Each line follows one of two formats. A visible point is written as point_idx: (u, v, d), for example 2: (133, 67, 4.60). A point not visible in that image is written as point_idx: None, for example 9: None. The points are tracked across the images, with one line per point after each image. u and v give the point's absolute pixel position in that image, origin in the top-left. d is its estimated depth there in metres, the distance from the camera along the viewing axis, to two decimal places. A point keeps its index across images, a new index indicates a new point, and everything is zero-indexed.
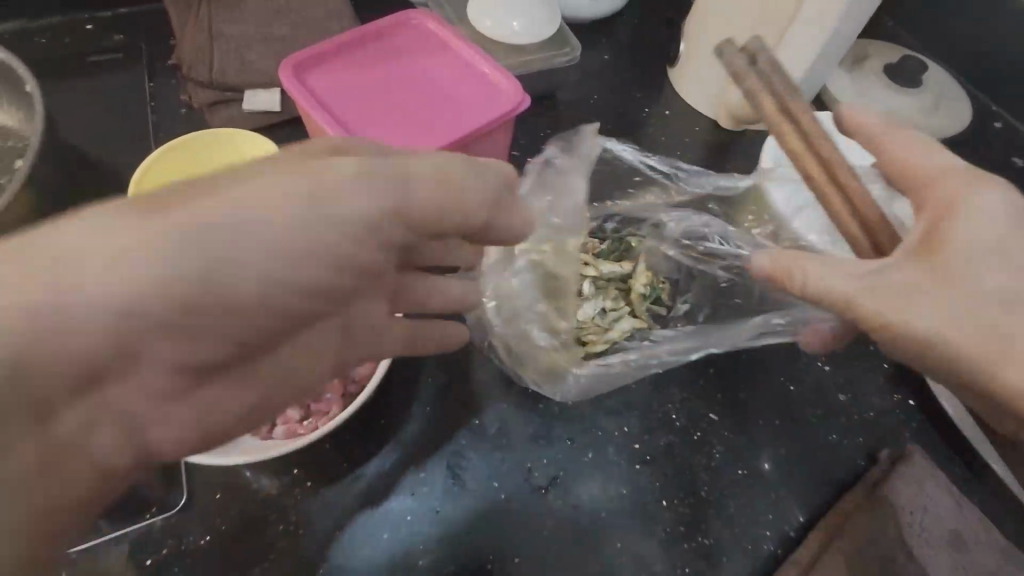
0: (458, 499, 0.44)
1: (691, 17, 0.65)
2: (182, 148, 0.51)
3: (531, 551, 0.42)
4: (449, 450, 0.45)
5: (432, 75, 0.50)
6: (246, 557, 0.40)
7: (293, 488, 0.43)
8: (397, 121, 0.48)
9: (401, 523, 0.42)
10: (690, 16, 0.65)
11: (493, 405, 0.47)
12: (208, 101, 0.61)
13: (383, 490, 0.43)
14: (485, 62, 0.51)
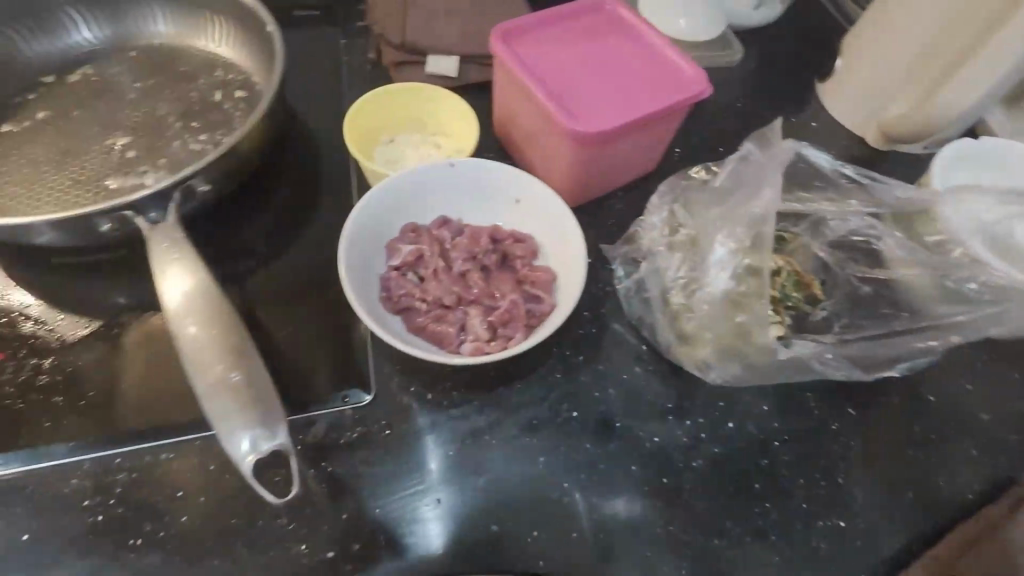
0: (606, 441, 0.47)
1: (856, 31, 0.66)
2: (392, 95, 0.58)
3: (671, 503, 0.45)
4: (599, 399, 0.49)
5: (621, 55, 0.54)
6: (418, 456, 0.45)
7: (461, 405, 0.47)
8: (590, 91, 0.52)
9: (554, 452, 0.46)
10: (856, 30, 0.66)
11: (639, 366, 0.51)
12: (395, 59, 0.67)
13: (539, 422, 0.47)
14: (671, 50, 0.54)
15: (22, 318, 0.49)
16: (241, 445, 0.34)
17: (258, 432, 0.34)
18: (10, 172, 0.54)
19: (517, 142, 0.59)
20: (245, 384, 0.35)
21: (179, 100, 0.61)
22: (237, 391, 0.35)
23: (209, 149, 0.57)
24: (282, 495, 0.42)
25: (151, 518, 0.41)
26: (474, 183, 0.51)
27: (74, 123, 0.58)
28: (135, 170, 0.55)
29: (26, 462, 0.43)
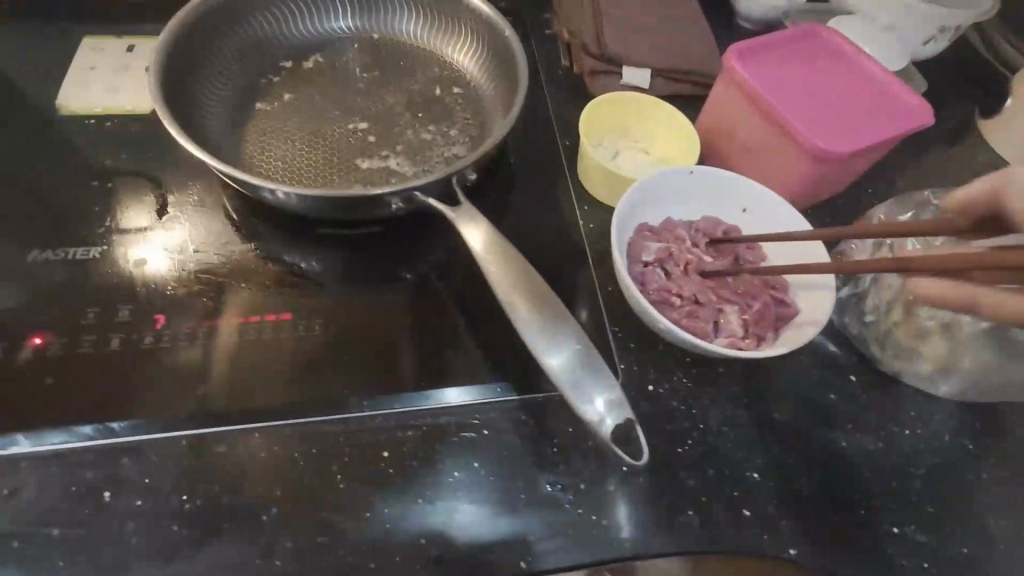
0: (834, 441, 0.50)
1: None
2: (624, 105, 0.62)
3: (898, 509, 0.48)
4: (819, 406, 0.52)
5: (843, 80, 0.57)
6: (668, 439, 0.48)
7: (697, 395, 0.51)
8: (821, 112, 0.55)
9: (789, 447, 0.49)
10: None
11: (850, 378, 0.54)
12: (591, 68, 0.71)
13: (767, 423, 0.50)
14: (893, 79, 0.57)
15: (284, 279, 0.52)
16: (604, 417, 0.39)
17: (609, 393, 0.40)
18: (271, 148, 0.58)
19: (723, 156, 0.63)
20: (598, 366, 0.40)
21: (404, 91, 0.65)
22: (592, 372, 0.40)
23: (439, 139, 0.61)
24: (557, 463, 0.46)
25: (445, 473, 0.45)
26: (708, 189, 0.55)
27: (317, 106, 0.62)
28: (379, 156, 0.59)
29: (323, 414, 0.45)
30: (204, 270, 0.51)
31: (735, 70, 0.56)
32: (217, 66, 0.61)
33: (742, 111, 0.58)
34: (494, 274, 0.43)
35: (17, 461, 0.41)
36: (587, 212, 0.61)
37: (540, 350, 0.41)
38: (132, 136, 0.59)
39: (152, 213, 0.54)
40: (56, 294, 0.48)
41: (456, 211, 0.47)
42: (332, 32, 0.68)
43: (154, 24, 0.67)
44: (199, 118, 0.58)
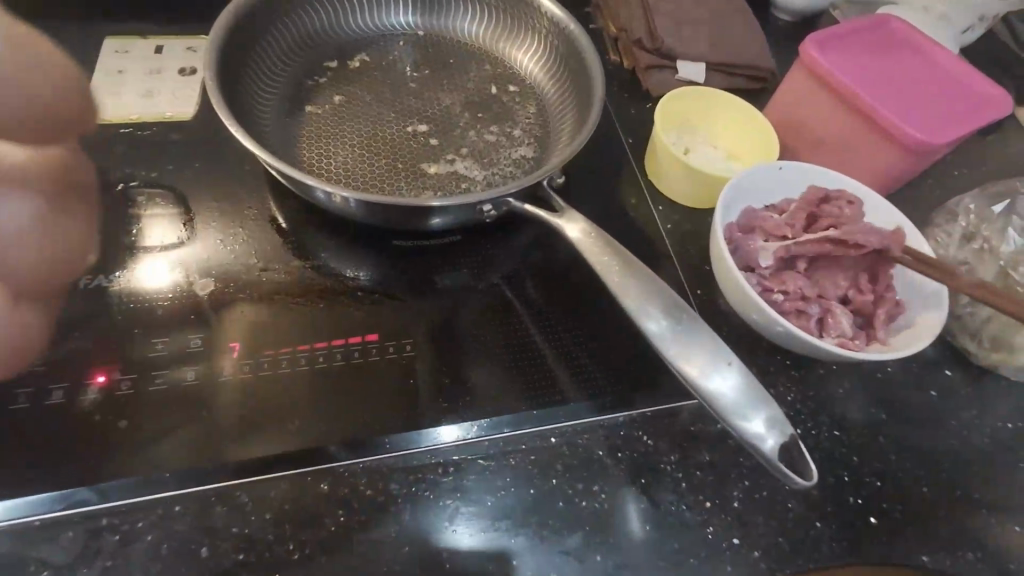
0: (944, 441, 0.48)
1: None
2: (695, 97, 0.61)
3: (1016, 508, 0.46)
4: (921, 406, 0.50)
5: (916, 66, 0.57)
6: None
7: (803, 399, 0.49)
8: (905, 101, 0.54)
9: (902, 450, 0.47)
10: None
11: (947, 373, 0.52)
12: (646, 62, 0.68)
13: (875, 427, 0.48)
14: (965, 67, 0.57)
15: (356, 296, 0.48)
16: (754, 424, 0.38)
17: (754, 403, 0.38)
18: (330, 154, 0.54)
19: (794, 149, 0.61)
20: (743, 375, 0.38)
21: (459, 88, 0.61)
22: (736, 378, 0.38)
23: (504, 140, 0.57)
24: (677, 481, 0.43)
25: (562, 499, 0.41)
26: (793, 185, 0.54)
27: (370, 106, 0.58)
28: (445, 160, 0.55)
29: (426, 442, 0.42)
30: (276, 292, 0.47)
31: (812, 56, 0.55)
32: (267, 63, 0.58)
33: (817, 99, 0.57)
34: (618, 288, 0.42)
35: (99, 517, 0.37)
36: (661, 212, 0.59)
37: (676, 357, 0.39)
38: (173, 145, 0.54)
39: (209, 231, 0.49)
40: (114, 326, 0.43)
41: (560, 216, 0.45)
42: (390, 27, 0.65)
43: (184, 25, 0.62)
44: (253, 122, 0.54)
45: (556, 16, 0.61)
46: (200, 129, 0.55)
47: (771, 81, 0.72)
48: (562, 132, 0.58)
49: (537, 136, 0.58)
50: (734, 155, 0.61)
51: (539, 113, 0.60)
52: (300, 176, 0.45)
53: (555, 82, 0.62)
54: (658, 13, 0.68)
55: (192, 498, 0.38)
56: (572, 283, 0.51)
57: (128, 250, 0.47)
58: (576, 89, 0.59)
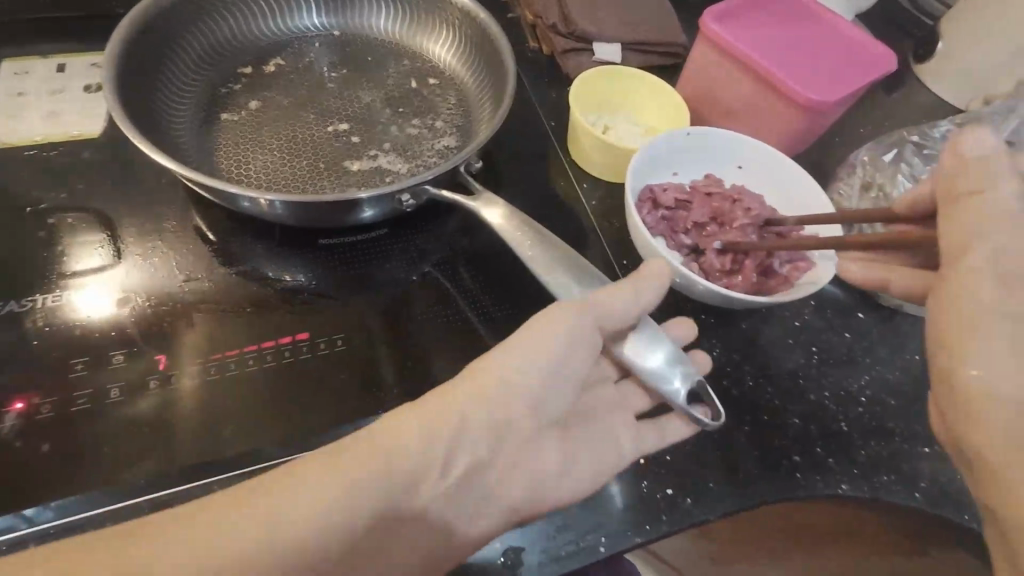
0: (859, 378, 0.52)
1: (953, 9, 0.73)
2: (618, 75, 0.63)
3: (922, 431, 0.50)
4: (837, 347, 0.54)
5: (808, 30, 0.60)
6: None
7: (726, 351, 0.51)
8: (798, 65, 0.57)
9: (823, 390, 0.50)
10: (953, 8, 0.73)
11: (860, 313, 0.56)
12: (564, 47, 0.70)
13: (794, 371, 0.51)
14: (854, 29, 0.60)
15: (286, 296, 0.48)
16: (672, 382, 0.40)
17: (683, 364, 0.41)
18: (249, 160, 0.54)
19: (707, 118, 0.64)
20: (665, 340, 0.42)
21: (377, 86, 0.61)
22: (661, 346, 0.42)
23: (425, 132, 0.58)
24: None
25: None
26: (703, 149, 0.56)
27: (286, 110, 0.58)
28: (365, 158, 0.55)
29: None
30: (202, 302, 0.47)
31: (711, 28, 0.58)
32: (177, 73, 0.57)
33: (721, 69, 0.59)
34: (533, 259, 0.44)
35: (27, 543, 0.36)
36: (586, 189, 0.61)
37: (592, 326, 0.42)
38: (83, 163, 0.53)
39: (129, 250, 0.48)
40: (32, 356, 0.42)
41: (475, 199, 0.47)
42: (305, 29, 0.65)
43: (91, 41, 0.61)
44: (166, 134, 0.54)
45: (468, 6, 0.61)
46: (109, 146, 0.54)
47: (683, 56, 0.75)
48: (482, 120, 0.59)
49: (459, 125, 0.59)
50: (653, 129, 0.64)
51: (461, 104, 0.61)
52: (213, 182, 0.44)
53: (472, 73, 0.63)
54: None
55: (122, 514, 0.37)
56: (501, 264, 0.53)
57: (162, 314, 0.45)
58: (493, 76, 0.60)
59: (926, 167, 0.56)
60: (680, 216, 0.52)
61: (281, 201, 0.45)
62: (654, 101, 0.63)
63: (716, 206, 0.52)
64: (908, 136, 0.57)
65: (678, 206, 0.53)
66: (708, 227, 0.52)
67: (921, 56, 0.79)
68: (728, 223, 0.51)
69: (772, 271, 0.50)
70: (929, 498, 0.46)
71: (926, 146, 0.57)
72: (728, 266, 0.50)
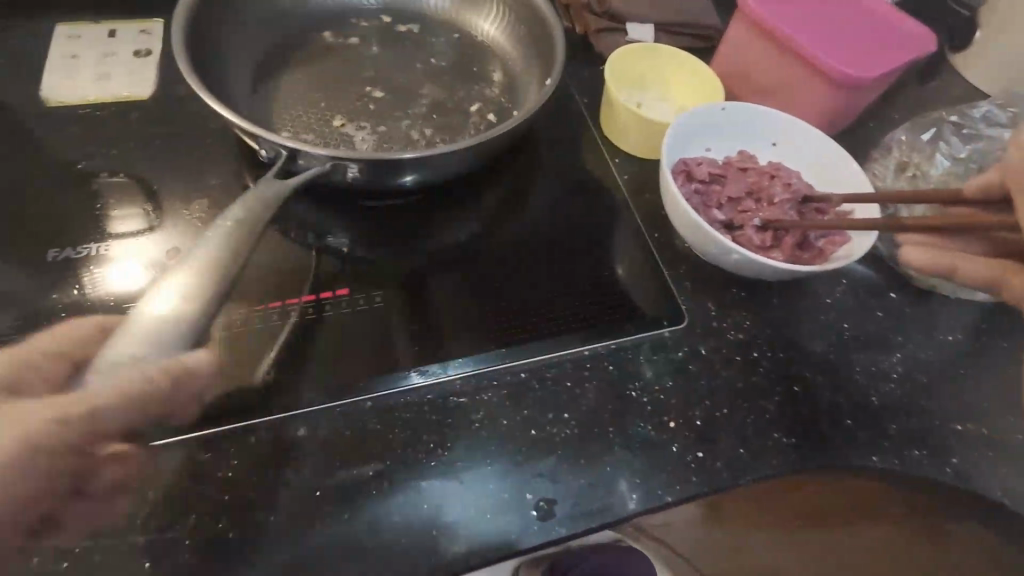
0: (889, 356, 0.52)
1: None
2: (653, 53, 0.63)
3: (953, 409, 0.49)
4: (868, 324, 0.53)
5: (846, 9, 0.60)
6: (742, 370, 0.48)
7: (758, 324, 0.51)
8: (837, 42, 0.57)
9: (853, 365, 0.50)
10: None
11: (891, 293, 0.56)
12: (597, 26, 0.71)
13: (825, 346, 0.51)
14: (894, 9, 0.59)
15: (326, 254, 0.50)
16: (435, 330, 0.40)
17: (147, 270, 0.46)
18: (300, 125, 0.55)
19: (740, 97, 0.64)
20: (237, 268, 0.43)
21: (422, 60, 0.62)
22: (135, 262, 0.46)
23: (466, 107, 0.59)
24: (643, 405, 0.45)
25: (535, 428, 0.43)
26: (739, 123, 0.56)
27: (333, 82, 0.59)
28: (407, 130, 0.56)
29: (400, 385, 0.43)
30: (247, 256, 0.48)
31: (748, 4, 0.58)
32: (229, 38, 0.58)
33: (755, 47, 0.60)
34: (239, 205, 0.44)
35: None
36: (617, 164, 0.61)
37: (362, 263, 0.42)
38: (133, 123, 0.54)
39: (174, 206, 0.50)
40: (85, 301, 0.44)
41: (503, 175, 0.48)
42: (354, 4, 0.66)
43: (139, 9, 0.63)
44: (218, 94, 0.54)
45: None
46: (157, 108, 0.56)
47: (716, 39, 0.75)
48: (525, 94, 0.61)
49: (498, 98, 0.61)
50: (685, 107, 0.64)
51: (501, 78, 0.62)
52: (271, 136, 0.45)
53: (517, 52, 0.64)
54: None
55: (170, 449, 0.39)
56: (533, 235, 0.54)
57: None
58: (536, 52, 0.62)
59: (967, 146, 0.56)
60: (714, 190, 0.53)
61: (336, 159, 0.45)
62: (688, 80, 0.64)
63: (752, 182, 0.52)
64: (947, 115, 0.57)
65: (712, 181, 0.53)
66: (743, 202, 0.52)
67: (957, 44, 0.78)
68: (765, 198, 0.51)
69: (807, 244, 0.50)
70: (959, 474, 0.46)
71: (965, 126, 0.57)
72: (766, 240, 0.50)
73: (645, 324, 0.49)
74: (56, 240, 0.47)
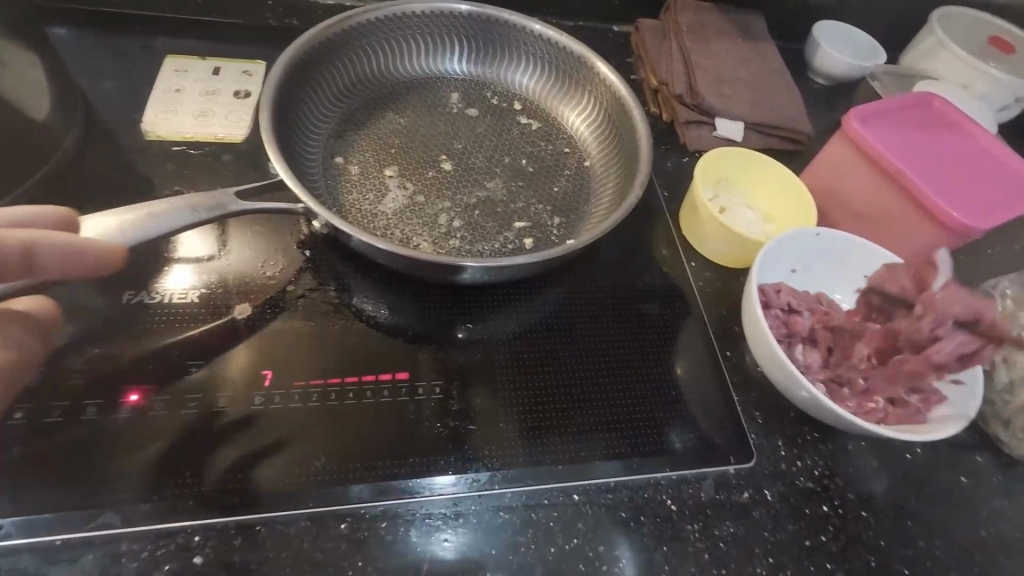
0: (973, 532, 0.47)
1: None
2: (743, 157, 0.61)
3: None
4: (951, 489, 0.49)
5: (956, 145, 0.57)
6: (811, 526, 0.45)
7: (830, 473, 0.48)
8: (944, 181, 0.54)
9: (931, 537, 0.46)
10: None
11: (979, 455, 0.51)
12: (685, 117, 0.70)
13: (901, 510, 0.47)
14: (1007, 151, 0.57)
15: (389, 331, 0.49)
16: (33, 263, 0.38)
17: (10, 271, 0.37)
18: (373, 197, 0.54)
19: (831, 215, 0.61)
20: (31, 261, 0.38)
21: (500, 142, 0.62)
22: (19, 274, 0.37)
23: (537, 196, 0.58)
24: (699, 553, 0.42)
25: (584, 561, 0.41)
26: (829, 252, 0.54)
27: (411, 152, 0.59)
28: (477, 214, 0.55)
29: (448, 491, 0.41)
30: (311, 320, 0.48)
31: (853, 126, 0.56)
32: (322, 101, 0.59)
33: (854, 167, 0.57)
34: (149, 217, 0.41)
35: (119, 542, 0.37)
36: (693, 269, 0.59)
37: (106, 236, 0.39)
38: (222, 165, 0.55)
39: (239, 243, 0.50)
40: (152, 351, 0.44)
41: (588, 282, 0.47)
42: (443, 73, 0.66)
43: (244, 52, 0.65)
44: (300, 154, 0.55)
45: (612, 82, 0.62)
46: (247, 153, 0.56)
47: (805, 144, 0.73)
48: (601, 192, 0.59)
49: (574, 190, 0.60)
50: (768, 215, 0.62)
51: (579, 170, 0.61)
52: (335, 220, 0.44)
53: (599, 146, 0.63)
54: (698, 73, 0.70)
55: (213, 528, 0.38)
56: (599, 335, 0.52)
57: (271, 324, 0.47)
58: (619, 151, 0.60)
59: None
60: (796, 319, 0.50)
61: (399, 253, 0.45)
62: (774, 188, 0.61)
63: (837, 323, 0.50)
64: None
65: (795, 311, 0.50)
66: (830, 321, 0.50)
67: None
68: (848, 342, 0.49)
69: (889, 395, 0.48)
70: None
71: None
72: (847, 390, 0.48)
73: (710, 459, 0.46)
74: (131, 281, 0.47)
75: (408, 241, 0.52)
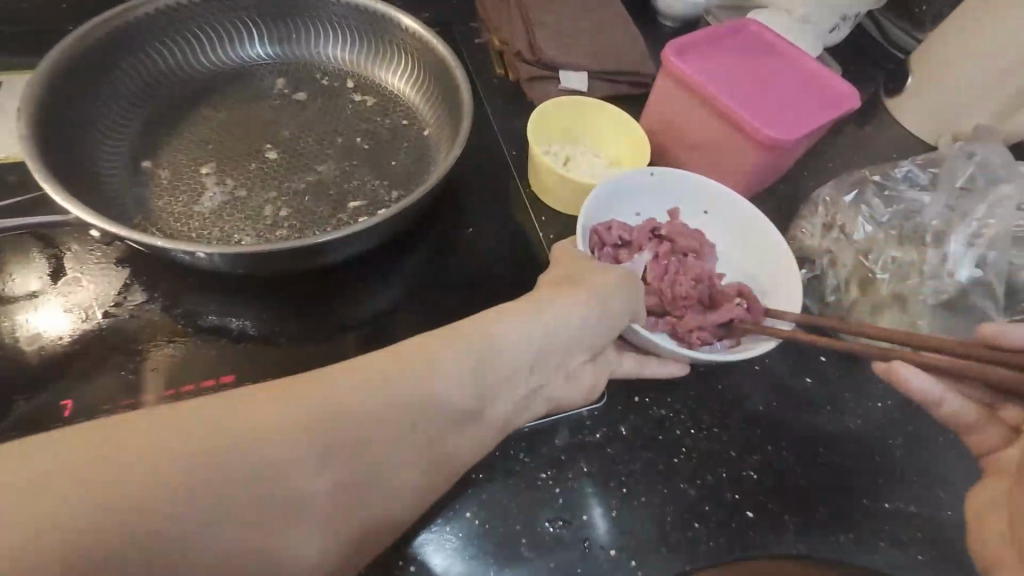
0: (817, 428, 0.50)
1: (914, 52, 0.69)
2: (582, 106, 0.61)
3: (881, 486, 0.48)
4: (796, 392, 0.51)
5: (772, 67, 0.59)
6: (663, 451, 0.46)
7: (682, 398, 0.49)
8: (759, 103, 0.56)
9: (779, 440, 0.48)
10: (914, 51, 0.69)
11: (823, 356, 0.54)
12: (529, 74, 0.69)
13: (752, 420, 0.49)
14: (818, 66, 0.59)
15: (228, 335, 0.47)
16: None
17: None
18: (186, 199, 0.51)
19: (672, 151, 0.63)
20: None
21: (331, 122, 0.59)
22: None
23: (373, 173, 0.56)
24: (555, 497, 0.42)
25: (438, 529, 0.40)
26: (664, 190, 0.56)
27: (231, 145, 0.55)
28: (307, 200, 0.53)
29: None
30: (138, 336, 0.45)
31: (672, 61, 0.56)
32: (117, 105, 0.54)
33: (681, 100, 0.58)
34: None
35: None
36: (544, 222, 0.59)
37: None
38: (9, 187, 0.50)
39: (67, 268, 0.47)
40: None
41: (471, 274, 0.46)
42: (259, 60, 0.62)
43: (32, 61, 0.59)
44: (95, 165, 0.50)
45: (435, 45, 0.60)
46: None
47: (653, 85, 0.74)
48: (438, 159, 0.57)
49: (414, 161, 0.58)
50: (615, 159, 0.62)
51: (417, 141, 0.60)
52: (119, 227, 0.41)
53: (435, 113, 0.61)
54: (535, 28, 0.69)
55: None
56: (450, 304, 0.51)
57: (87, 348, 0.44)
58: (452, 115, 0.58)
59: (889, 210, 0.55)
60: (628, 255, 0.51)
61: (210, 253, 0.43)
62: (615, 132, 0.62)
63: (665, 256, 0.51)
64: (870, 176, 0.57)
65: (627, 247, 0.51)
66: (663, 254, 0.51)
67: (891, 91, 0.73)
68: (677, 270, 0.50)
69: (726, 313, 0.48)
70: (890, 561, 0.44)
71: (888, 189, 0.56)
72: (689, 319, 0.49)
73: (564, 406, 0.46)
74: None
75: (228, 238, 0.49)
